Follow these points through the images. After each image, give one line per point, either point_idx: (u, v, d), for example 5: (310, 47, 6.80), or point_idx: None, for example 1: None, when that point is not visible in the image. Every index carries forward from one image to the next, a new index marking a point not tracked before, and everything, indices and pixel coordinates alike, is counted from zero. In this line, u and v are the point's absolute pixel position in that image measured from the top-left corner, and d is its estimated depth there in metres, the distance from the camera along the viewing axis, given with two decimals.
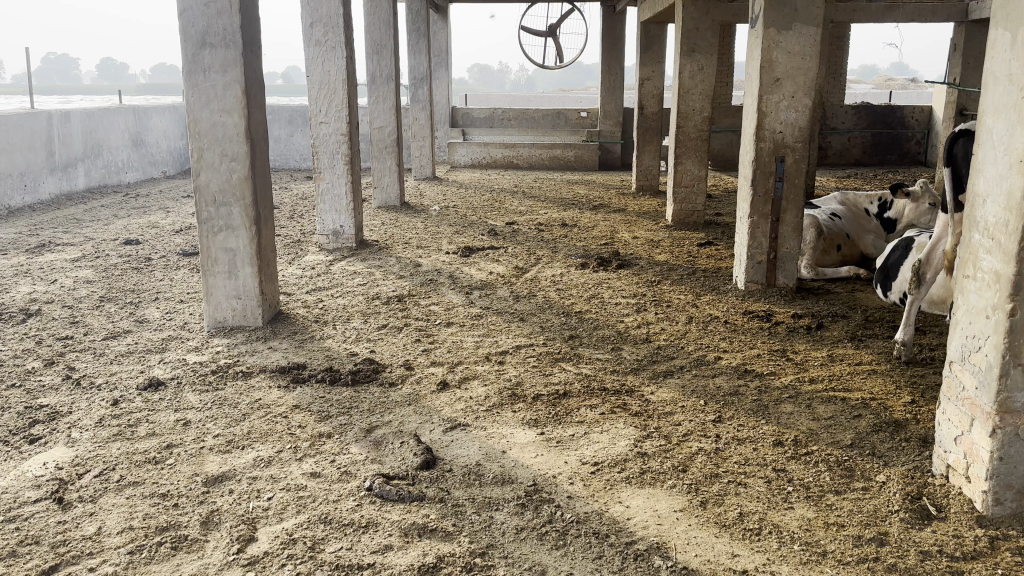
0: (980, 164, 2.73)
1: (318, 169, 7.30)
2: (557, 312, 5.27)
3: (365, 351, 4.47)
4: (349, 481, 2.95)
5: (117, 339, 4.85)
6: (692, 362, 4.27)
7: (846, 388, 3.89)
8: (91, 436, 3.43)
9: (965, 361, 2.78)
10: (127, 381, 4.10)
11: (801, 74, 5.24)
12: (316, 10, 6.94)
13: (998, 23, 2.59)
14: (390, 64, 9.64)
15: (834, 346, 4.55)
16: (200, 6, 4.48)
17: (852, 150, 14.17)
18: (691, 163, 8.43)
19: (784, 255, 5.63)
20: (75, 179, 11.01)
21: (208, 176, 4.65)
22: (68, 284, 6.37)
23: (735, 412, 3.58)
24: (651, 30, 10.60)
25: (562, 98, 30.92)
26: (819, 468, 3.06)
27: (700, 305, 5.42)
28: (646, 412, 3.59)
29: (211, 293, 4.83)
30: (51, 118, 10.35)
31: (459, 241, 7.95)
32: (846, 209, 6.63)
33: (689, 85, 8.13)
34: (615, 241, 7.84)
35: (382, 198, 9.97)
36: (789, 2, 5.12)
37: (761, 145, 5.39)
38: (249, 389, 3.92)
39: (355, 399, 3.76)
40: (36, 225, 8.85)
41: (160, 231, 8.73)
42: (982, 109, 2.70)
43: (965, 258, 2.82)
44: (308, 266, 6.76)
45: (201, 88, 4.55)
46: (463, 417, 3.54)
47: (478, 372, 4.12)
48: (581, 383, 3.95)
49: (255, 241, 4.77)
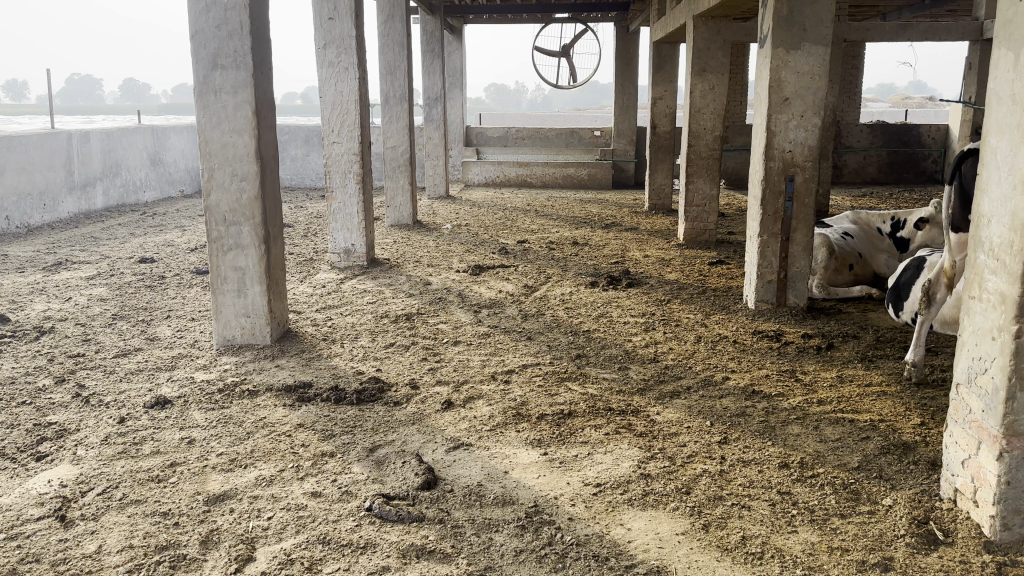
0: (985, 184, 2.70)
1: (331, 188, 7.36)
2: (565, 331, 5.26)
3: (371, 370, 4.48)
4: (349, 501, 2.94)
5: (127, 357, 4.89)
6: (699, 382, 4.24)
7: (855, 409, 3.84)
8: (96, 454, 3.45)
9: (972, 384, 2.74)
10: (136, 399, 4.13)
11: (810, 93, 5.22)
12: (328, 32, 7.05)
13: (1001, 42, 2.58)
14: (403, 85, 9.72)
15: (844, 366, 4.50)
16: (211, 28, 4.54)
17: (868, 169, 14.10)
18: (703, 182, 8.42)
19: (795, 275, 5.59)
20: (93, 198, 11.17)
21: (219, 195, 4.71)
22: (82, 302, 6.45)
23: (741, 433, 3.54)
24: (664, 50, 10.63)
25: (576, 118, 31.08)
26: (825, 492, 3.01)
27: (709, 324, 5.39)
28: (651, 432, 3.57)
29: (220, 312, 4.87)
30: (71, 138, 10.51)
31: (470, 259, 7.97)
32: (858, 228, 6.58)
33: (700, 105, 8.15)
34: (626, 260, 7.82)
35: (395, 216, 10.03)
36: (797, 22, 5.12)
37: (771, 164, 5.37)
38: (255, 408, 3.94)
39: (360, 417, 3.77)
40: (55, 243, 8.98)
41: (175, 250, 8.83)
42: (985, 129, 2.68)
43: (970, 279, 2.79)
44: (319, 284, 6.80)
45: (212, 109, 4.61)
46: (467, 437, 3.53)
47: (483, 391, 4.11)
48: (586, 403, 3.93)
49: (264, 260, 4.80)
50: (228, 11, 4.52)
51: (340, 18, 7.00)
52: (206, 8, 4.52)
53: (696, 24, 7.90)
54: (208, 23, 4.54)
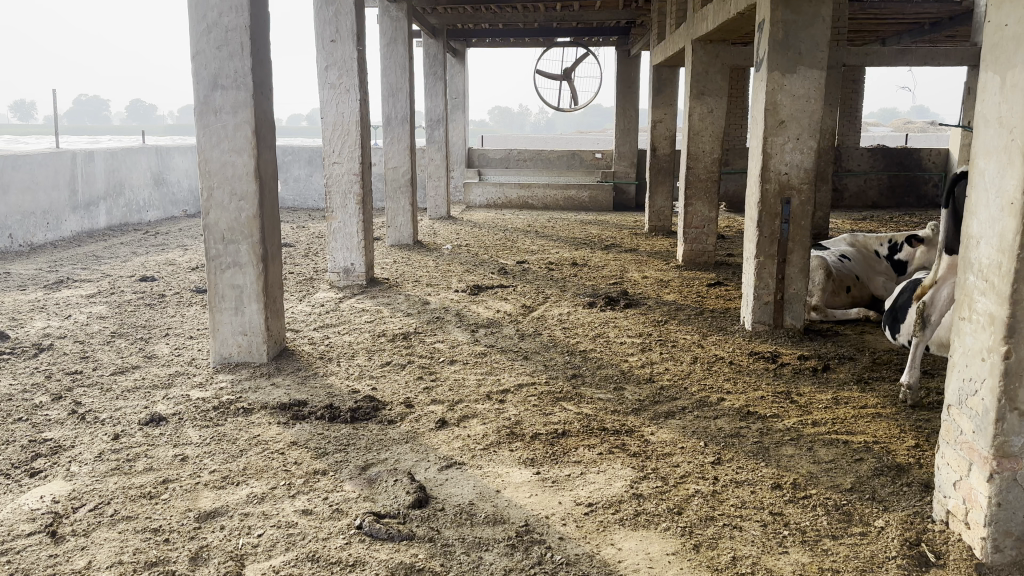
0: (974, 207, 2.71)
1: (331, 208, 7.40)
2: (561, 351, 5.27)
3: (367, 389, 4.48)
4: (339, 519, 2.94)
5: (124, 375, 4.90)
6: (694, 403, 4.23)
7: (849, 431, 3.83)
8: (89, 470, 3.45)
9: (963, 405, 2.74)
10: (130, 417, 4.13)
11: (806, 116, 5.27)
12: (330, 55, 7.16)
13: (987, 66, 2.61)
14: (405, 106, 9.82)
15: (840, 388, 4.49)
16: (212, 50, 4.61)
17: (868, 193, 14.14)
18: (702, 204, 8.47)
19: (791, 296, 5.60)
20: (97, 217, 11.24)
21: (217, 214, 4.74)
22: (81, 320, 6.47)
23: (735, 454, 3.54)
24: (664, 74, 10.73)
25: (578, 141, 31.28)
26: (817, 513, 3.00)
27: (706, 345, 5.40)
28: (645, 452, 3.56)
29: (218, 329, 4.89)
30: (75, 157, 10.59)
31: (469, 279, 7.99)
32: (855, 250, 6.60)
33: (699, 128, 8.21)
34: (625, 281, 7.84)
35: (396, 236, 10.06)
36: (793, 46, 5.18)
37: (767, 186, 5.40)
38: (249, 426, 3.93)
39: (354, 435, 3.77)
40: (57, 262, 9.02)
41: (176, 269, 8.86)
42: (974, 152, 2.70)
43: (960, 300, 2.80)
44: (317, 303, 6.82)
45: (212, 129, 4.66)
46: (461, 455, 3.53)
47: (477, 410, 4.11)
48: (580, 423, 3.93)
49: (262, 278, 4.83)
50: (229, 33, 4.59)
51: (342, 41, 7.12)
52: (207, 29, 4.58)
53: (695, 48, 7.97)
54: (209, 44, 4.60)
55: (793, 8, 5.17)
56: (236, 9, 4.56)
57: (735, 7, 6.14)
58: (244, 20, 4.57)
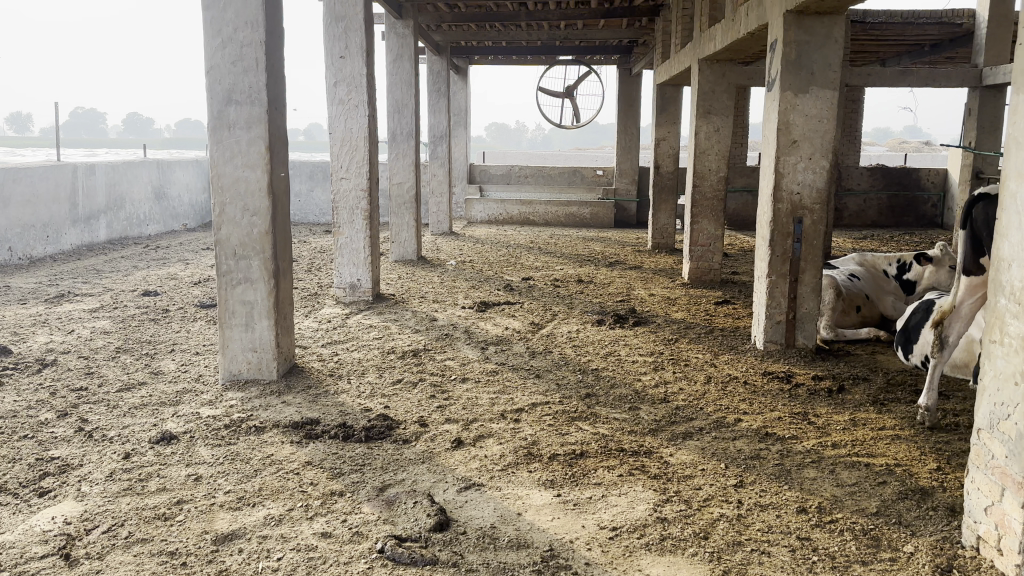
0: (1005, 229, 2.69)
1: (338, 224, 7.37)
2: (573, 369, 5.23)
3: (379, 407, 4.43)
4: (360, 542, 2.88)
5: (131, 392, 4.84)
6: (711, 424, 4.19)
7: (870, 453, 3.79)
8: (101, 490, 3.39)
9: (994, 429, 2.71)
10: (140, 435, 4.07)
11: (818, 136, 5.26)
12: (339, 71, 7.17)
13: (1020, 89, 2.60)
14: (411, 122, 9.82)
15: (856, 410, 4.45)
16: (227, 65, 4.59)
17: (869, 212, 14.18)
18: (707, 223, 8.46)
19: (804, 316, 5.56)
20: (97, 231, 11.20)
21: (229, 230, 4.71)
22: (84, 335, 6.41)
23: (757, 477, 3.49)
24: (667, 93, 10.77)
25: (578, 158, 31.42)
26: (844, 538, 2.96)
27: (719, 364, 5.36)
28: (666, 474, 3.52)
29: (228, 346, 4.84)
30: (77, 171, 10.56)
31: (475, 295, 7.96)
32: (864, 269, 6.59)
33: (705, 146, 8.21)
34: (632, 298, 7.81)
35: (399, 252, 10.03)
36: (805, 66, 5.19)
37: (779, 206, 5.39)
38: (262, 445, 3.88)
39: (369, 455, 3.71)
40: (57, 275, 8.96)
41: (179, 283, 8.81)
42: (1005, 174, 2.69)
43: (991, 323, 2.78)
44: (323, 319, 6.78)
45: (225, 144, 4.64)
46: (479, 476, 3.48)
47: (493, 430, 4.06)
48: (598, 443, 3.88)
49: (274, 295, 4.79)
50: (244, 48, 4.57)
51: (351, 57, 7.13)
52: (222, 44, 4.57)
53: (702, 67, 8.00)
54: (224, 59, 4.58)
55: (805, 28, 5.18)
56: (251, 24, 4.55)
57: (745, 27, 6.16)
58: (259, 36, 4.55)
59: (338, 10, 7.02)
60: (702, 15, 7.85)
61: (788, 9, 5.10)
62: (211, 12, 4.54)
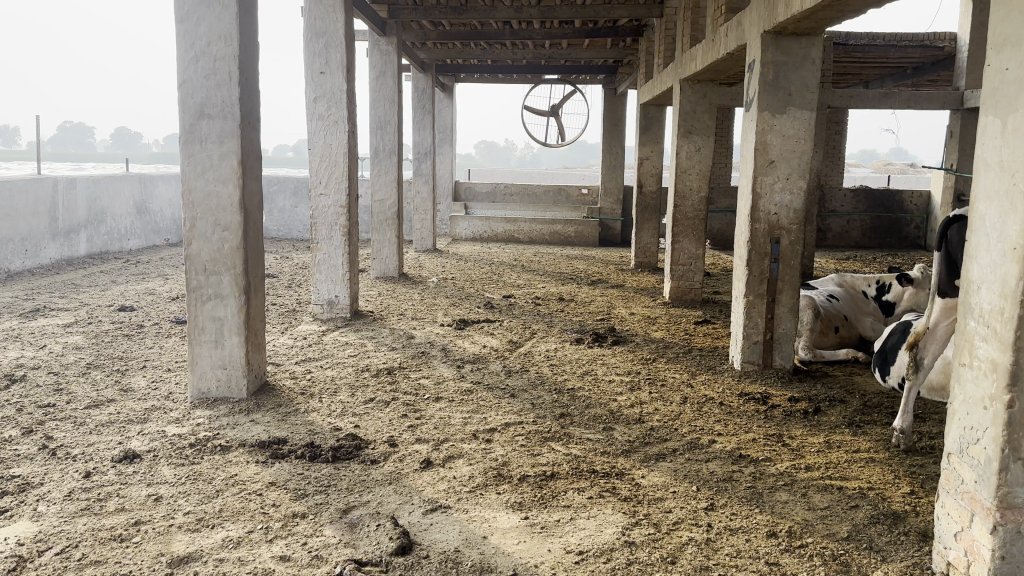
0: (974, 250, 2.67)
1: (316, 240, 7.30)
2: (549, 389, 5.18)
3: (349, 426, 4.35)
4: (319, 566, 2.81)
5: (98, 409, 4.74)
6: (685, 445, 4.14)
7: (843, 476, 3.75)
8: (57, 511, 3.29)
9: (963, 454, 2.68)
10: (103, 453, 3.98)
11: (795, 156, 5.26)
12: (319, 86, 7.14)
13: (987, 110, 2.59)
14: (393, 139, 9.79)
15: (831, 431, 4.42)
16: (200, 78, 4.54)
17: (852, 233, 14.27)
18: (688, 242, 8.45)
19: (780, 336, 5.54)
20: (77, 245, 11.07)
21: (199, 245, 4.64)
22: (56, 350, 6.30)
23: (728, 500, 3.44)
24: (651, 112, 10.82)
25: (564, 176, 31.47)
26: (814, 563, 2.91)
27: (696, 384, 5.32)
28: (636, 496, 3.46)
29: (196, 362, 4.76)
30: (57, 185, 10.45)
31: (455, 313, 7.91)
32: (843, 290, 6.59)
33: (686, 166, 8.21)
34: (612, 317, 7.78)
35: (381, 269, 9.96)
36: (783, 86, 5.20)
37: (756, 226, 5.37)
38: (227, 464, 3.80)
39: (335, 476, 3.64)
40: (34, 290, 8.84)
41: (157, 298, 8.70)
42: (974, 196, 2.67)
43: (960, 345, 2.74)
44: (300, 336, 6.70)
45: (196, 158, 4.58)
46: (446, 498, 3.41)
47: (464, 450, 4.00)
48: (569, 465, 3.82)
49: (244, 311, 4.72)
50: (217, 62, 4.53)
51: (331, 73, 7.11)
52: (195, 58, 4.53)
53: (683, 88, 8.03)
54: (197, 73, 4.54)
55: (783, 49, 5.19)
56: (224, 38, 4.50)
57: (724, 47, 6.18)
58: (233, 50, 4.51)
59: (319, 26, 7.03)
60: (684, 36, 7.90)
61: (766, 30, 5.12)
62: (184, 25, 4.50)
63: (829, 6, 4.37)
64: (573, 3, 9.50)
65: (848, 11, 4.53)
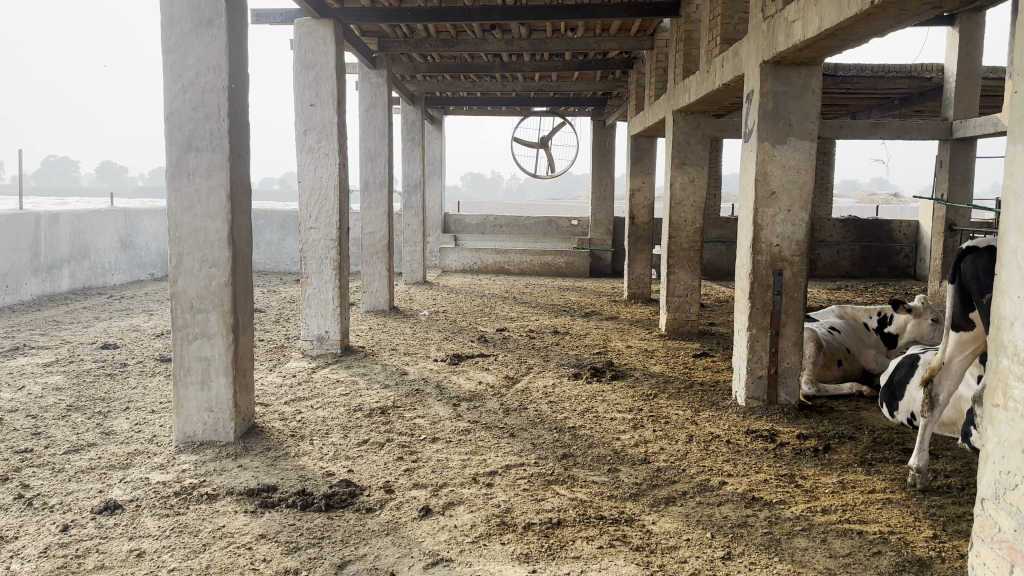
0: (1004, 285, 2.55)
1: (305, 274, 7.12)
2: (549, 427, 4.99)
3: (343, 471, 4.15)
4: None
5: (78, 454, 4.51)
6: (695, 488, 3.97)
7: (862, 520, 3.59)
8: (31, 569, 3.07)
9: (1000, 499, 2.53)
10: (83, 503, 3.75)
11: (796, 187, 5.17)
12: (309, 119, 7.04)
13: (1016, 139, 2.49)
14: (384, 171, 9.63)
15: (845, 470, 4.27)
16: (189, 109, 4.40)
17: (842, 262, 14.25)
18: (684, 273, 8.33)
19: (785, 370, 5.39)
20: (58, 280, 10.82)
21: (186, 282, 4.46)
22: (35, 391, 6.06)
23: (745, 547, 3.27)
24: (642, 144, 10.78)
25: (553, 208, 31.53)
26: None
27: (700, 421, 5.15)
28: (648, 546, 3.28)
29: (182, 405, 4.56)
30: (39, 220, 10.24)
31: (448, 347, 7.73)
32: (844, 322, 6.48)
33: (681, 197, 8.12)
34: (609, 351, 7.62)
35: (371, 302, 9.77)
36: (783, 117, 5.13)
37: (758, 258, 5.26)
38: (213, 515, 3.59)
39: (329, 527, 3.44)
40: (13, 328, 8.58)
41: (140, 335, 8.47)
42: (1003, 228, 2.55)
43: (993, 385, 2.61)
44: (289, 374, 6.49)
45: (183, 193, 4.43)
46: (448, 551, 3.21)
47: (464, 496, 3.81)
48: (576, 511, 3.64)
49: (231, 350, 4.53)
50: (206, 93, 4.39)
51: (322, 105, 7.01)
52: (182, 89, 4.38)
53: (675, 119, 7.98)
54: (184, 105, 4.39)
55: (782, 79, 5.12)
56: (213, 69, 4.37)
57: (720, 78, 6.11)
58: (221, 82, 4.38)
59: (309, 58, 6.98)
60: (676, 68, 7.85)
61: (765, 60, 5.05)
62: (171, 56, 4.36)
63: (831, 35, 4.28)
64: (562, 37, 9.47)
65: (849, 39, 4.45)
